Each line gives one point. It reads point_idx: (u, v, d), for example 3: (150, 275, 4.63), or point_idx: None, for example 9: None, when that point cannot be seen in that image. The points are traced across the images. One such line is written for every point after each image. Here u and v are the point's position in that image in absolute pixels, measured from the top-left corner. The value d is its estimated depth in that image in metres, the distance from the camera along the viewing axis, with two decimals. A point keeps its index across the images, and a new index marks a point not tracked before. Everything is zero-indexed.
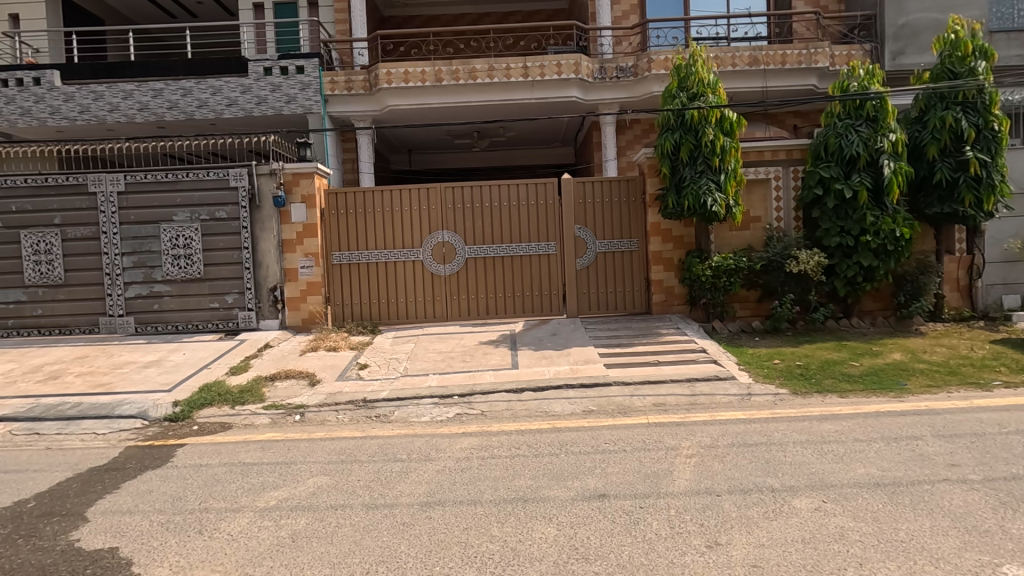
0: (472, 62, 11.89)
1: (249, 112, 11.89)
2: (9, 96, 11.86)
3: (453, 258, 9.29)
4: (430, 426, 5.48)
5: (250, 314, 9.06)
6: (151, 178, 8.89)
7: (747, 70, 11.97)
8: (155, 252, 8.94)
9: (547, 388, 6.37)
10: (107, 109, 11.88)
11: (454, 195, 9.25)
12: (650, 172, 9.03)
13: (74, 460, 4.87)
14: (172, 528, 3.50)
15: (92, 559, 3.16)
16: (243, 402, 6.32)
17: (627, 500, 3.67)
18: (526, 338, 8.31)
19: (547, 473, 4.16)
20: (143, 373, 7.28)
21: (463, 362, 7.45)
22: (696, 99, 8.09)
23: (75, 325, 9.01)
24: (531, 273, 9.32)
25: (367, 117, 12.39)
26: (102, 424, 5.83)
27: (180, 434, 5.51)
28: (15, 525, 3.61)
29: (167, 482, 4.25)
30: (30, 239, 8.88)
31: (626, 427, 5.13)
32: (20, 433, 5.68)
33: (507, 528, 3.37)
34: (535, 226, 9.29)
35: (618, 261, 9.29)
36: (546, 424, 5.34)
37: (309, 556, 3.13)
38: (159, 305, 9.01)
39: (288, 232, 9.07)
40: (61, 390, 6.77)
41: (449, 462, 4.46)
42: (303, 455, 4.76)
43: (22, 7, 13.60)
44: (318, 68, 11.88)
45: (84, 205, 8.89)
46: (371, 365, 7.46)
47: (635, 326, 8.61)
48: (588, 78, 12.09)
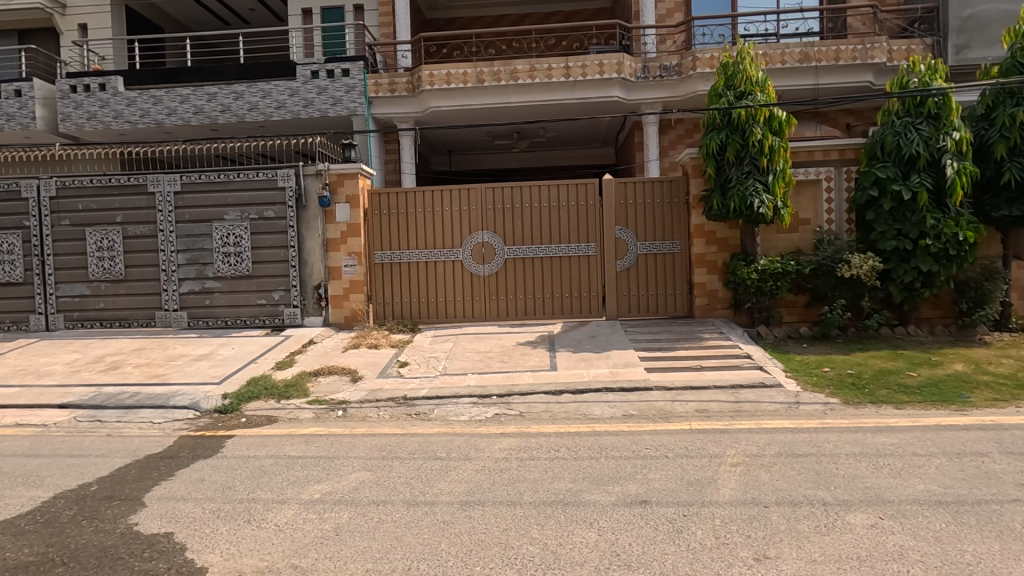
0: (514, 63, 11.93)
1: (296, 114, 12.22)
2: (77, 101, 12.55)
3: (492, 259, 9.32)
4: (469, 426, 5.49)
5: (295, 311, 9.31)
6: (205, 179, 9.26)
7: (798, 67, 11.58)
8: (207, 249, 9.30)
9: (586, 390, 6.32)
10: (165, 113, 12.42)
11: (494, 196, 9.29)
12: (695, 173, 8.84)
13: (132, 447, 5.11)
14: (223, 516, 3.63)
15: (148, 542, 3.30)
16: (288, 396, 6.50)
17: (670, 507, 3.59)
18: (565, 340, 8.27)
19: (587, 477, 4.12)
20: (195, 366, 7.58)
21: (501, 362, 7.45)
22: (743, 98, 7.87)
23: (134, 318, 9.45)
24: (571, 274, 9.26)
25: (409, 118, 12.56)
26: (158, 414, 6.11)
27: (229, 426, 5.72)
28: (79, 507, 3.80)
29: (218, 472, 4.41)
30: (94, 237, 9.37)
31: (667, 432, 5.04)
32: (84, 419, 6.01)
33: (547, 530, 3.35)
34: (576, 227, 9.23)
35: (660, 263, 9.14)
36: (585, 427, 5.30)
37: (352, 550, 3.18)
38: (210, 300, 9.37)
39: (333, 231, 9.29)
40: (121, 380, 7.14)
41: (488, 462, 4.46)
42: (345, 450, 4.85)
43: (90, 17, 14.41)
44: (362, 70, 12.13)
45: (144, 204, 9.34)
46: (411, 363, 7.55)
47: (677, 329, 8.44)
48: (631, 77, 11.96)
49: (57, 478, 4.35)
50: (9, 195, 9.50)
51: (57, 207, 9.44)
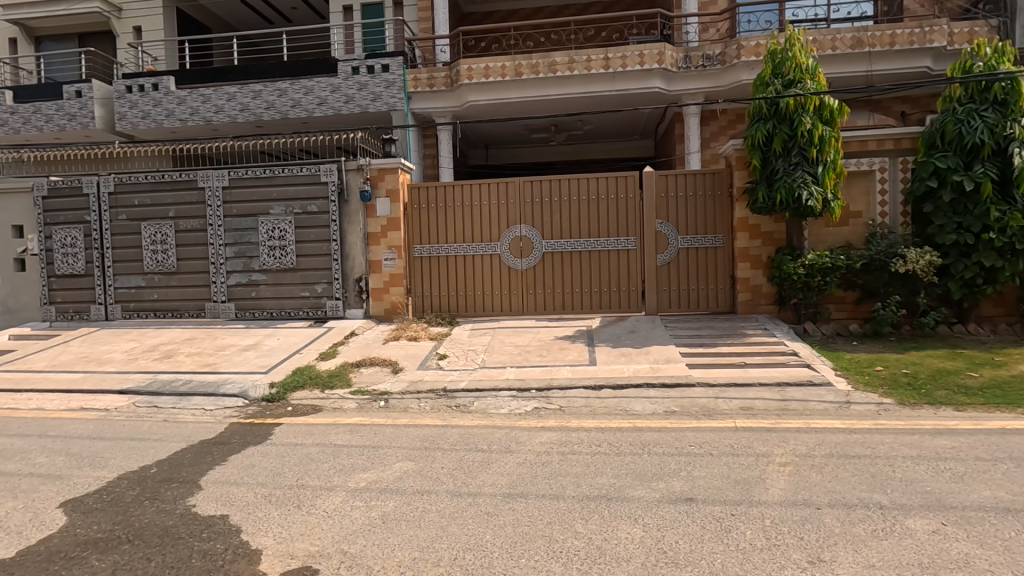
0: (552, 55, 11.84)
1: (337, 110, 12.42)
2: (131, 101, 13.10)
3: (530, 253, 9.31)
4: (509, 419, 5.52)
5: (337, 303, 9.51)
6: (252, 174, 9.54)
7: (850, 53, 11.09)
8: (253, 243, 9.59)
9: (627, 385, 6.25)
10: (213, 111, 12.83)
11: (533, 189, 9.26)
12: (739, 164, 8.61)
13: (187, 432, 5.32)
14: (274, 501, 3.74)
15: (205, 524, 3.43)
16: (332, 386, 6.66)
17: (717, 506, 3.52)
18: (604, 335, 8.19)
19: (630, 472, 4.08)
20: (243, 356, 7.84)
21: (540, 356, 7.44)
22: (792, 86, 7.61)
23: (185, 309, 9.82)
24: (610, 268, 9.17)
25: (448, 112, 12.62)
26: (210, 401, 6.35)
27: (277, 414, 5.90)
28: (141, 488, 3.99)
29: (267, 458, 4.55)
30: (148, 231, 9.77)
31: (711, 430, 4.94)
32: (142, 405, 6.29)
33: (591, 525, 3.33)
34: (615, 221, 9.12)
35: (702, 258, 8.95)
36: (626, 422, 5.24)
37: (399, 538, 3.23)
38: (256, 293, 9.66)
39: (373, 225, 9.45)
40: (175, 368, 7.45)
41: (530, 456, 4.46)
42: (389, 439, 4.94)
43: (143, 20, 15.01)
44: (402, 65, 12.25)
45: (195, 199, 9.70)
46: (450, 356, 7.62)
47: (719, 326, 8.24)
48: (672, 68, 11.72)
49: (120, 460, 4.58)
50: (72, 191, 10.02)
51: (115, 202, 9.89)
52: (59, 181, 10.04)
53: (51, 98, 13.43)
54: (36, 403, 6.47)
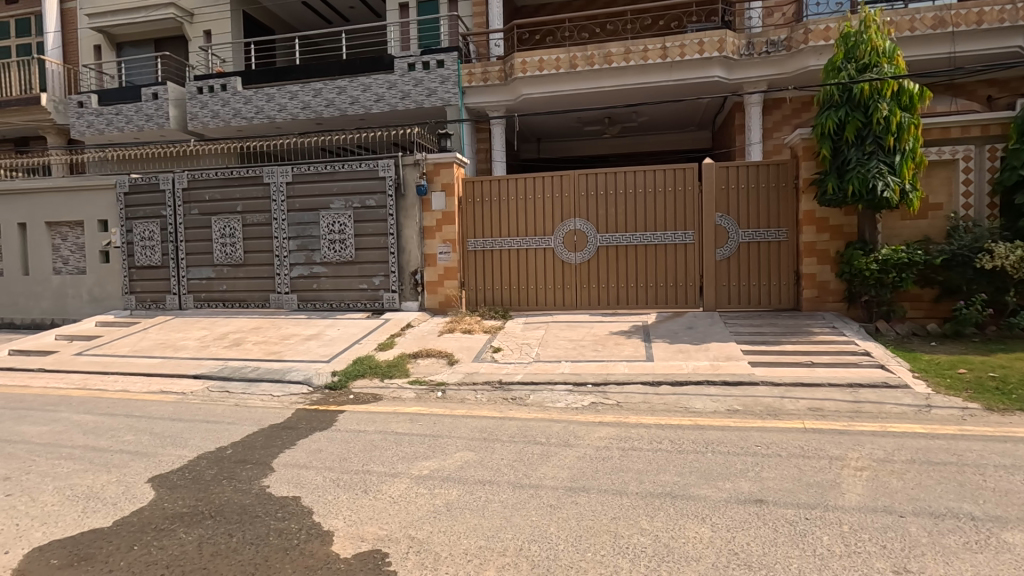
0: (608, 46, 11.68)
1: (394, 107, 12.67)
2: (202, 101, 13.79)
3: (584, 247, 9.22)
4: (566, 413, 5.49)
5: (393, 295, 9.72)
6: (314, 170, 9.85)
7: (931, 34, 10.41)
8: (315, 236, 9.92)
9: (686, 382, 6.10)
10: (276, 109, 13.32)
11: (588, 182, 9.16)
12: (806, 155, 8.24)
13: (257, 417, 5.57)
14: (342, 485, 3.87)
15: (279, 504, 3.58)
16: (391, 376, 6.83)
17: (790, 509, 3.38)
18: (660, 330, 8.03)
19: (694, 471, 3.97)
20: (305, 345, 8.14)
21: (595, 351, 7.37)
22: (866, 71, 7.20)
23: (251, 300, 10.28)
24: (666, 262, 8.96)
25: (501, 106, 12.65)
26: (277, 387, 6.63)
27: (340, 401, 6.10)
28: (218, 467, 4.21)
29: (332, 444, 4.70)
30: (218, 225, 10.27)
31: (778, 430, 4.74)
32: (215, 389, 6.64)
33: (657, 522, 3.27)
34: (672, 214, 8.91)
35: (765, 252, 8.63)
36: (687, 420, 5.11)
37: (464, 526, 3.27)
38: (317, 284, 9.99)
39: (429, 219, 9.60)
40: (243, 355, 7.81)
41: (589, 450, 4.42)
42: (448, 429, 5.00)
43: (213, 23, 15.73)
44: (457, 60, 12.34)
45: (261, 194, 10.11)
46: (504, 349, 7.66)
47: (782, 323, 7.92)
48: (733, 55, 11.33)
49: (199, 440, 4.85)
50: (150, 187, 10.66)
51: (188, 198, 10.44)
52: (139, 178, 10.71)
53: (130, 100, 14.31)
54: (122, 385, 6.95)
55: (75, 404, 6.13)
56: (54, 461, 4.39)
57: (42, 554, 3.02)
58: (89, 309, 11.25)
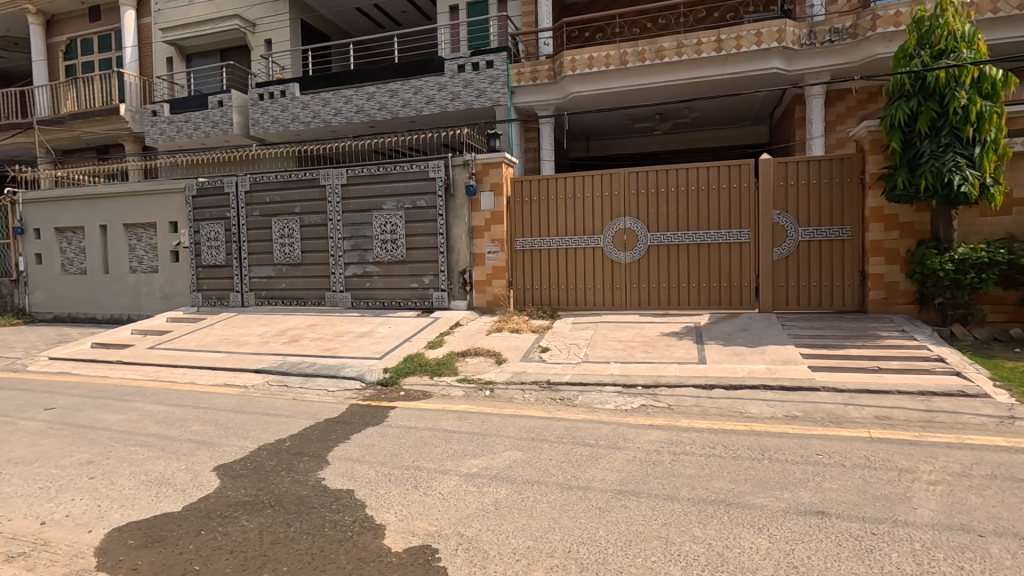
0: (659, 41, 11.44)
1: (444, 108, 12.84)
2: (263, 107, 14.42)
3: (634, 246, 9.06)
4: (615, 414, 5.41)
5: (442, 294, 9.86)
6: (367, 172, 10.13)
7: (1016, 15, 9.63)
8: (368, 236, 10.20)
9: (741, 387, 5.91)
10: (332, 113, 13.76)
11: (638, 180, 9.00)
12: (873, 148, 7.79)
13: (313, 410, 5.77)
14: (394, 480, 3.95)
15: (334, 496, 3.70)
16: (440, 373, 6.94)
17: (855, 522, 3.20)
18: (714, 332, 7.80)
19: (751, 479, 3.82)
20: (359, 342, 8.38)
21: (645, 352, 7.23)
22: (943, 57, 6.74)
23: (308, 298, 10.67)
24: (720, 262, 8.69)
25: (550, 105, 12.60)
26: (332, 382, 6.86)
27: (391, 397, 6.23)
28: (278, 459, 4.39)
29: (385, 439, 4.82)
30: (278, 226, 10.72)
31: (841, 439, 4.51)
32: (275, 383, 6.94)
33: (711, 530, 3.17)
34: (727, 212, 8.62)
35: (827, 251, 8.23)
36: (742, 425, 4.94)
37: (512, 525, 3.28)
38: (370, 283, 10.26)
39: (478, 219, 9.69)
40: (300, 351, 8.12)
41: (639, 454, 4.34)
42: (496, 428, 5.03)
43: (273, 32, 16.41)
44: (506, 60, 12.39)
45: (318, 196, 10.48)
46: (552, 349, 7.63)
47: (845, 326, 7.53)
48: (793, 46, 10.86)
49: (260, 432, 5.07)
50: (216, 190, 11.25)
51: (251, 200, 10.95)
52: (206, 182, 11.30)
53: (198, 108, 15.14)
54: (190, 377, 7.37)
55: (149, 395, 6.54)
56: (131, 448, 4.71)
57: (121, 534, 3.24)
58: (161, 305, 11.99)
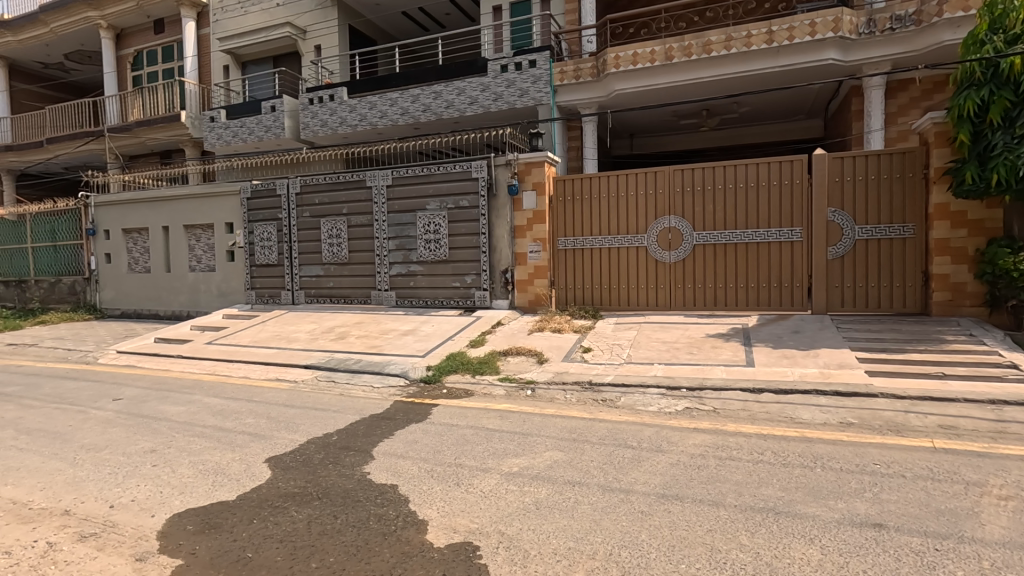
0: (707, 34, 11.14)
1: (487, 108, 12.92)
2: (313, 111, 14.89)
3: (679, 245, 8.87)
4: (658, 417, 5.32)
5: (484, 294, 9.93)
6: (411, 173, 10.31)
7: None
8: (412, 236, 10.38)
9: (791, 391, 5.70)
10: (378, 116, 14.06)
11: (683, 178, 8.80)
12: (937, 141, 7.37)
13: (359, 406, 5.92)
14: (436, 476, 4.01)
15: (379, 490, 3.79)
16: (482, 372, 6.99)
17: (916, 537, 3.03)
18: (763, 334, 7.55)
19: (803, 487, 3.67)
20: (403, 340, 8.54)
21: (690, 354, 7.07)
22: (1018, 42, 6.28)
23: (354, 296, 10.96)
24: (770, 261, 8.40)
25: (593, 103, 12.49)
26: (377, 379, 7.03)
27: (434, 395, 6.33)
28: (325, 452, 4.53)
29: (427, 436, 4.89)
30: (327, 226, 11.06)
31: (901, 448, 4.28)
32: (323, 379, 7.17)
33: (759, 539, 3.07)
34: (778, 210, 8.33)
35: (886, 250, 7.83)
36: (793, 431, 4.76)
37: (553, 526, 3.27)
38: (414, 283, 10.44)
39: (520, 218, 9.71)
40: (347, 348, 8.35)
41: (683, 457, 4.24)
42: (537, 428, 5.03)
43: (322, 38, 16.90)
44: (549, 59, 12.37)
45: (364, 197, 10.74)
46: (594, 349, 7.57)
47: (907, 329, 7.14)
48: (850, 35, 10.37)
49: (308, 426, 5.24)
50: (269, 192, 11.69)
51: (301, 202, 11.33)
52: (259, 184, 11.77)
53: (252, 114, 15.78)
54: (244, 372, 7.70)
55: (207, 388, 6.87)
56: (190, 438, 4.95)
57: (181, 520, 3.42)
58: (217, 302, 12.57)
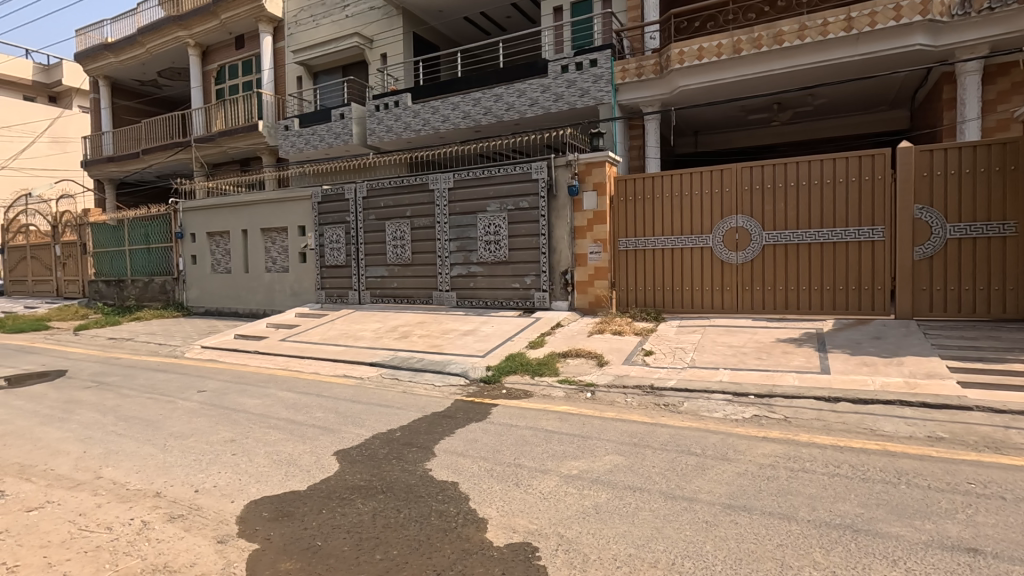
0: (778, 24, 10.65)
1: (547, 109, 12.92)
2: (379, 117, 15.41)
3: (747, 246, 8.54)
4: (724, 424, 5.13)
5: (544, 295, 9.92)
6: (472, 175, 10.47)
7: None
8: (472, 238, 10.53)
9: (871, 401, 5.34)
10: (440, 120, 14.37)
11: (752, 175, 8.45)
12: None
13: (421, 404, 6.06)
14: (496, 476, 4.05)
15: (440, 487, 3.87)
16: (542, 373, 6.99)
17: (1017, 565, 2.76)
18: (839, 339, 7.12)
19: (885, 505, 3.42)
20: (464, 340, 8.68)
21: (758, 359, 6.77)
22: None
23: (416, 296, 11.25)
24: (847, 262, 7.91)
25: (656, 101, 12.22)
26: (438, 377, 7.18)
27: (493, 395, 6.39)
28: (389, 447, 4.68)
29: (487, 435, 4.95)
30: (391, 229, 11.42)
31: (1000, 467, 3.91)
32: (387, 376, 7.41)
33: (835, 557, 2.89)
34: (857, 208, 7.83)
35: (981, 250, 7.20)
36: (873, 444, 4.46)
37: (613, 531, 3.22)
38: (474, 283, 10.59)
39: (580, 219, 9.63)
40: (409, 347, 8.59)
41: (750, 467, 4.06)
42: (597, 431, 4.98)
43: (388, 46, 17.46)
44: (610, 58, 12.22)
45: (426, 200, 11.01)
46: (656, 352, 7.39)
47: (1007, 336, 6.52)
48: (941, 18, 9.61)
49: (373, 422, 5.43)
50: (337, 197, 12.21)
51: (367, 205, 11.76)
52: (329, 189, 12.32)
53: (323, 122, 16.53)
54: (315, 368, 8.09)
55: (280, 382, 7.25)
56: (266, 429, 5.25)
57: (258, 506, 3.62)
58: (290, 301, 13.25)
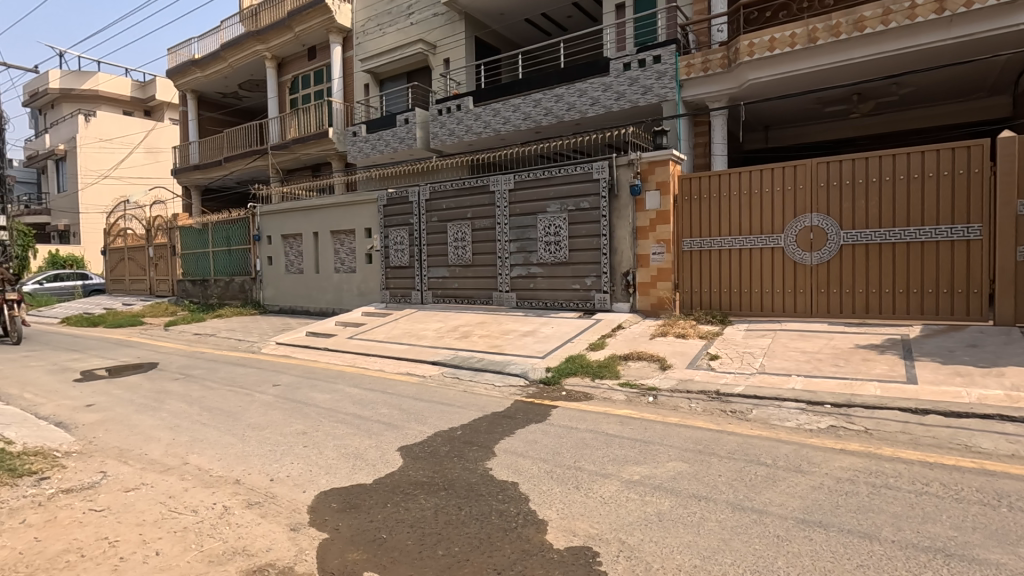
0: (859, 10, 9.99)
1: (609, 108, 12.76)
2: (442, 121, 15.73)
3: (823, 246, 8.07)
4: (796, 433, 4.87)
5: (604, 296, 9.79)
6: (533, 176, 10.49)
7: None
8: (532, 239, 10.55)
9: (965, 415, 4.90)
10: (501, 122, 14.51)
11: (828, 171, 8.00)
12: None
13: (481, 403, 6.13)
14: (556, 478, 4.02)
15: (500, 486, 3.90)
16: (602, 376, 6.90)
17: None
18: (928, 346, 6.59)
19: (983, 529, 3.13)
20: (523, 340, 8.70)
21: (835, 366, 6.38)
22: None
23: (477, 296, 11.39)
24: (936, 263, 7.32)
25: (723, 96, 11.79)
26: (498, 377, 7.24)
27: (553, 396, 6.37)
28: (451, 445, 4.76)
29: (547, 437, 4.93)
30: (453, 231, 11.63)
31: None
32: (448, 375, 7.55)
33: None
34: (947, 205, 7.24)
35: None
36: (968, 461, 4.09)
37: (677, 540, 3.12)
38: (534, 284, 10.60)
39: (643, 219, 9.44)
40: (470, 346, 8.71)
41: (826, 481, 3.83)
42: (659, 436, 4.85)
43: (451, 51, 17.79)
44: (674, 53, 11.88)
45: (487, 201, 11.13)
46: (722, 357, 7.12)
47: None
48: None
49: (435, 420, 5.54)
50: (402, 199, 12.57)
51: (430, 207, 12.03)
52: (394, 193, 12.70)
53: (388, 127, 17.08)
54: (380, 365, 8.35)
55: (348, 379, 7.54)
56: (334, 424, 5.47)
57: (327, 497, 3.78)
58: (357, 301, 13.76)
